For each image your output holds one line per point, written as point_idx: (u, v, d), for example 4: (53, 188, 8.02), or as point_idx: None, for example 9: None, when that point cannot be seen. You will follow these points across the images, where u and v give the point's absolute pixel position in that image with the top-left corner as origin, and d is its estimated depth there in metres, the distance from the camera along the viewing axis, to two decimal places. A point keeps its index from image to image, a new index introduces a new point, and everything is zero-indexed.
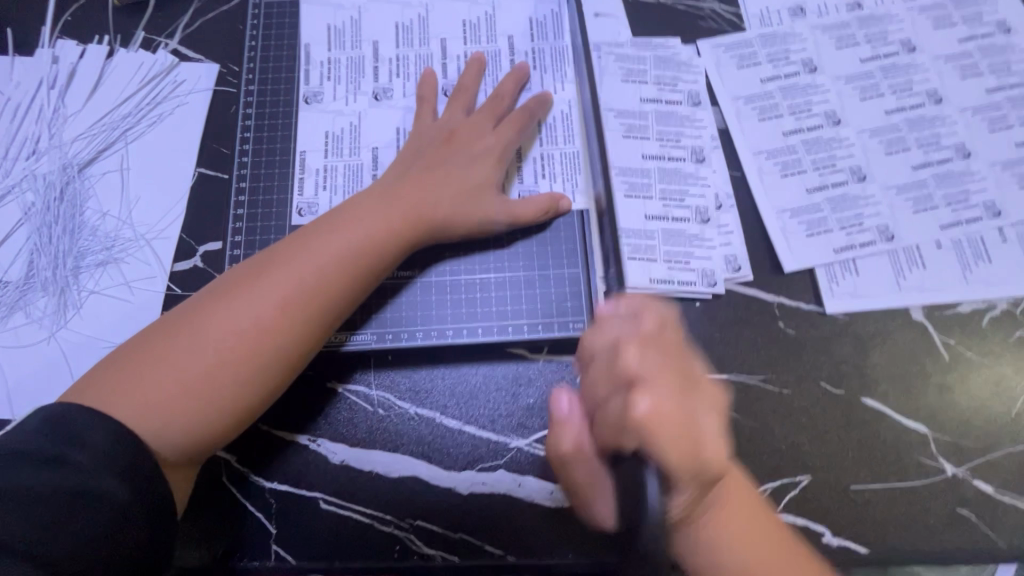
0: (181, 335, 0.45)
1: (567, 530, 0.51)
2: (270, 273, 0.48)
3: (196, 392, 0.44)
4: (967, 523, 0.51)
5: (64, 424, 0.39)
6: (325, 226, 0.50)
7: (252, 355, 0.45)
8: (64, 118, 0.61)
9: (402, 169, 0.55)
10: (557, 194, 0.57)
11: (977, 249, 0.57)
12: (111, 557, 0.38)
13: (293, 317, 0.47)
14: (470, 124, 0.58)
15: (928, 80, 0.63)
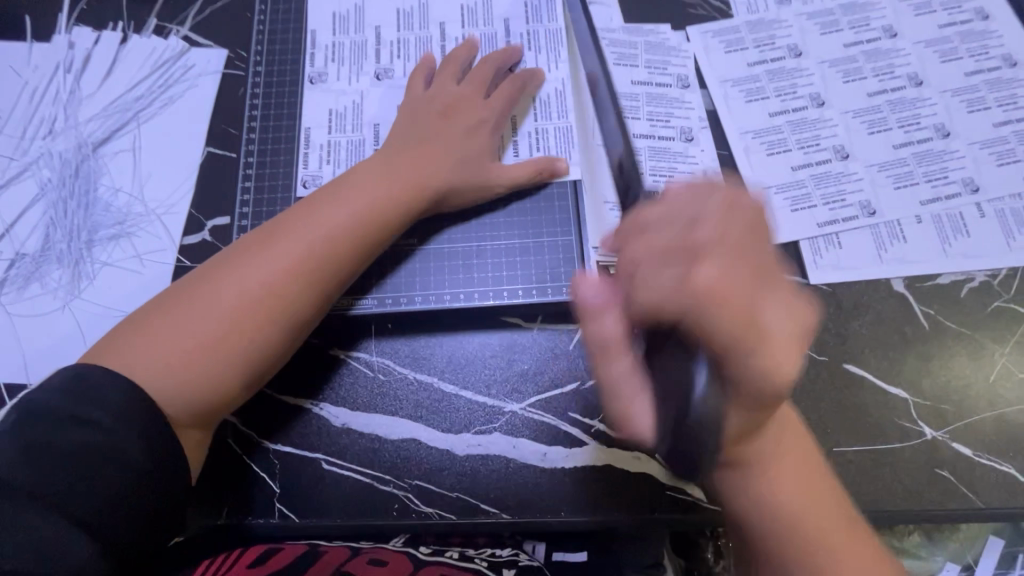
0: (194, 300, 0.47)
1: (560, 489, 0.53)
2: (279, 241, 0.50)
3: (210, 351, 0.46)
4: (946, 484, 0.52)
5: (79, 386, 0.42)
6: (331, 194, 0.52)
7: (262, 316, 0.48)
8: (79, 100, 0.64)
9: (401, 137, 0.58)
10: (553, 156, 0.60)
11: (956, 223, 0.59)
12: (130, 511, 0.40)
13: (300, 279, 0.49)
14: (463, 96, 0.60)
15: (909, 64, 0.65)
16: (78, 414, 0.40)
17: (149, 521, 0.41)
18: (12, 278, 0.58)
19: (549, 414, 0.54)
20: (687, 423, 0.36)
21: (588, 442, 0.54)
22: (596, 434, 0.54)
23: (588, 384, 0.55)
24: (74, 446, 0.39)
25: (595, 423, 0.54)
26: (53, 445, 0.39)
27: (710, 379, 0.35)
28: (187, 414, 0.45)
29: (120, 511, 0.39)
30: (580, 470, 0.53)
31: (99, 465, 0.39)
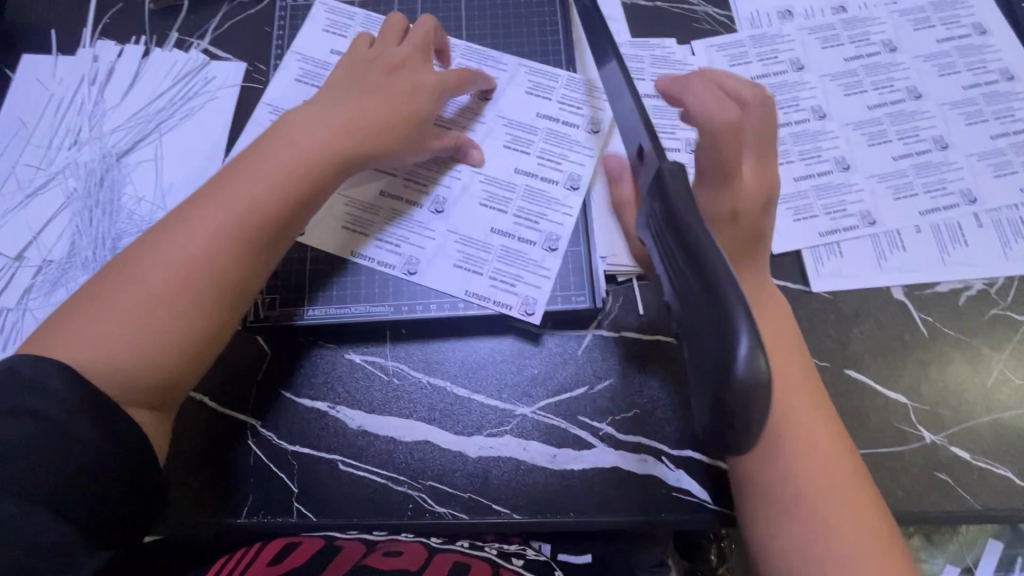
0: (128, 274, 0.46)
1: (569, 490, 0.54)
2: (210, 202, 0.49)
3: (141, 319, 0.44)
4: (945, 487, 0.54)
5: (16, 375, 0.41)
6: (263, 151, 0.51)
7: (190, 279, 0.46)
8: (103, 111, 0.66)
9: (333, 94, 0.56)
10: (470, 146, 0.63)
11: (954, 233, 0.61)
12: (95, 499, 0.40)
13: (229, 239, 0.48)
14: (403, 58, 0.60)
15: (908, 77, 0.67)
16: (28, 404, 0.40)
17: (113, 503, 0.41)
18: (39, 283, 0.60)
19: (558, 417, 0.56)
20: (733, 390, 0.30)
21: (596, 445, 0.55)
22: (604, 437, 0.55)
23: (596, 388, 0.57)
24: (35, 439, 0.39)
25: (603, 426, 0.56)
26: (6, 435, 0.39)
27: (755, 342, 0.30)
28: (130, 389, 0.44)
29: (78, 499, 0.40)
30: (588, 472, 0.55)
31: (62, 453, 0.39)
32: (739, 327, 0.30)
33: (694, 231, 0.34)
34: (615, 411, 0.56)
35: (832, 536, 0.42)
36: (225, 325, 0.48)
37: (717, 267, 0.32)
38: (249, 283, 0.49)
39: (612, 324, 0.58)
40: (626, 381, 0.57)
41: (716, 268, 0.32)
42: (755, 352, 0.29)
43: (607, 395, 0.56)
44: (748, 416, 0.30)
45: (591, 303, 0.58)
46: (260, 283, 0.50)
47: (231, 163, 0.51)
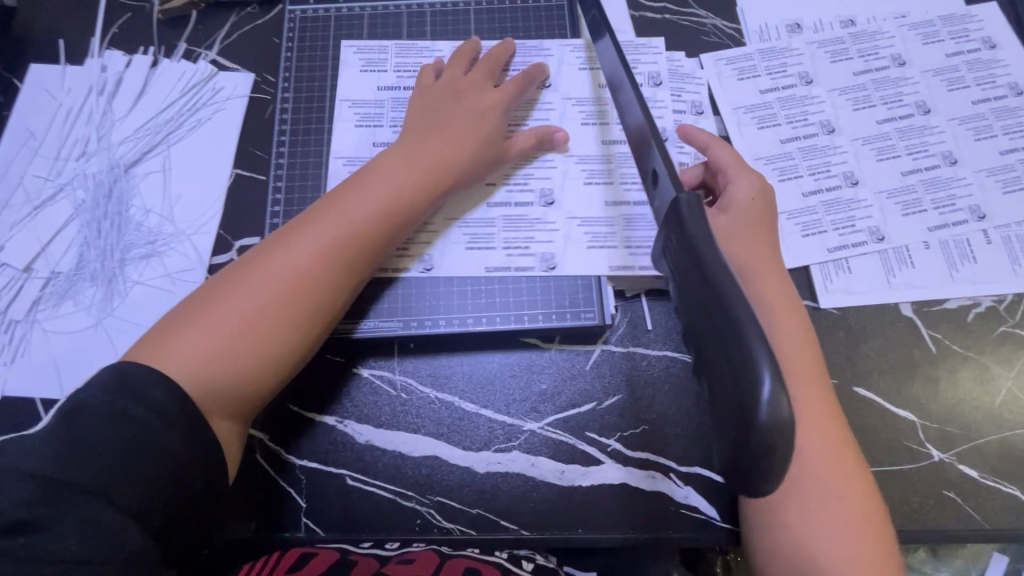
0: (228, 296, 0.50)
1: (577, 507, 0.54)
2: (302, 234, 0.52)
3: (251, 338, 0.49)
4: (954, 505, 0.54)
5: (121, 382, 0.44)
6: (351, 188, 0.55)
7: (296, 303, 0.50)
8: (111, 122, 0.66)
9: (412, 125, 0.60)
10: (554, 128, 0.64)
11: (963, 250, 0.61)
12: (171, 506, 0.42)
13: (329, 266, 0.52)
14: (470, 91, 0.62)
15: (917, 92, 0.67)
16: (126, 411, 0.43)
17: (188, 511, 0.43)
18: (48, 295, 0.60)
19: (566, 433, 0.56)
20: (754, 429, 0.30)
21: (604, 461, 0.55)
22: (613, 453, 0.55)
23: (605, 404, 0.57)
24: (118, 443, 0.42)
25: (612, 443, 0.56)
26: (95, 439, 0.41)
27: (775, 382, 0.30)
28: (221, 407, 0.48)
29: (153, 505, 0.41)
30: (596, 488, 0.55)
31: (145, 460, 0.42)
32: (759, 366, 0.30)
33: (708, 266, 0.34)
34: (623, 427, 0.56)
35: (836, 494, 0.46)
36: (306, 351, 0.52)
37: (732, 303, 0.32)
38: (329, 315, 0.53)
39: (620, 340, 0.58)
40: (634, 397, 0.57)
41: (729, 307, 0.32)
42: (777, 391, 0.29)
43: (615, 412, 0.56)
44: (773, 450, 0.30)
45: (600, 321, 0.58)
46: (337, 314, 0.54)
47: (320, 199, 0.55)
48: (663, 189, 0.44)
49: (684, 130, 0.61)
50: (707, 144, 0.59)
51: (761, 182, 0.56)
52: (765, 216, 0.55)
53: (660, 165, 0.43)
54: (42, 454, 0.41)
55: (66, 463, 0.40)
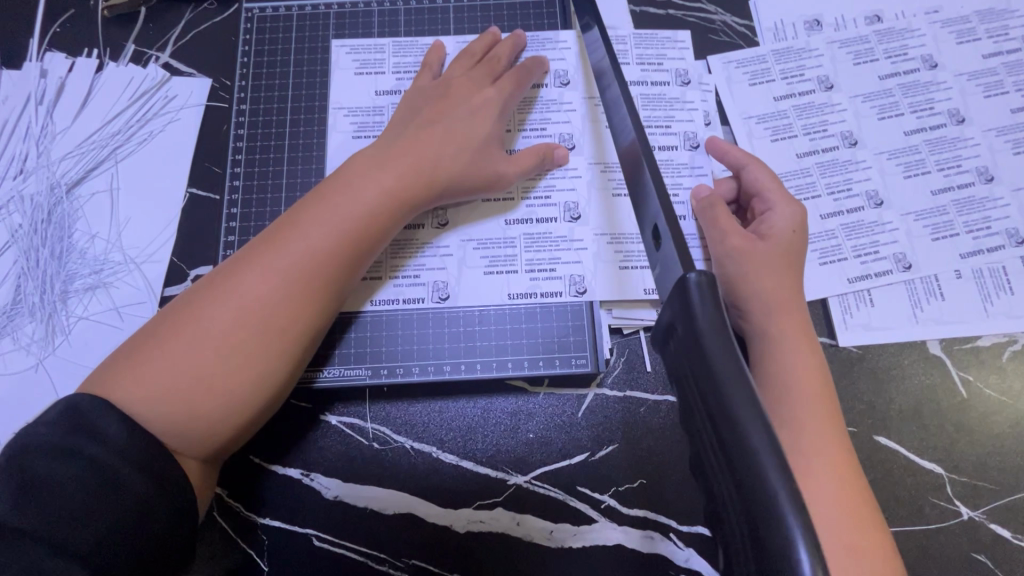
0: (181, 329, 0.42)
1: (567, 571, 0.49)
2: (278, 244, 0.45)
3: (209, 378, 0.41)
4: (983, 569, 0.49)
5: (74, 415, 0.38)
6: (332, 190, 0.47)
7: (260, 334, 0.43)
8: (52, 135, 0.59)
9: (398, 128, 0.52)
10: (553, 144, 0.55)
11: (999, 280, 0.55)
12: (132, 551, 0.36)
13: (299, 290, 0.44)
14: (468, 86, 0.54)
15: (950, 99, 0.60)
16: (79, 448, 0.37)
17: (152, 556, 0.37)
18: None
19: (555, 488, 0.51)
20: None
21: (598, 520, 0.50)
22: (607, 511, 0.50)
23: (598, 456, 0.51)
24: (71, 481, 0.36)
25: (606, 499, 0.50)
26: (44, 476, 0.35)
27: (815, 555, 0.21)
28: (188, 446, 0.41)
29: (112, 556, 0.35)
30: (589, 550, 0.49)
31: (102, 501, 0.36)
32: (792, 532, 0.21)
33: (720, 374, 0.26)
34: (618, 481, 0.51)
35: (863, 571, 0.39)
36: (278, 389, 0.45)
37: (752, 434, 0.24)
38: (311, 335, 0.46)
39: (616, 384, 0.53)
40: (631, 447, 0.51)
41: (748, 437, 0.23)
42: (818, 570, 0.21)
43: (609, 465, 0.51)
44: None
45: (593, 367, 0.52)
46: (321, 333, 0.48)
47: (297, 202, 0.48)
48: (664, 246, 0.37)
49: (717, 144, 0.55)
50: (743, 163, 0.53)
51: (803, 212, 0.50)
52: (799, 253, 0.49)
53: (659, 216, 0.37)
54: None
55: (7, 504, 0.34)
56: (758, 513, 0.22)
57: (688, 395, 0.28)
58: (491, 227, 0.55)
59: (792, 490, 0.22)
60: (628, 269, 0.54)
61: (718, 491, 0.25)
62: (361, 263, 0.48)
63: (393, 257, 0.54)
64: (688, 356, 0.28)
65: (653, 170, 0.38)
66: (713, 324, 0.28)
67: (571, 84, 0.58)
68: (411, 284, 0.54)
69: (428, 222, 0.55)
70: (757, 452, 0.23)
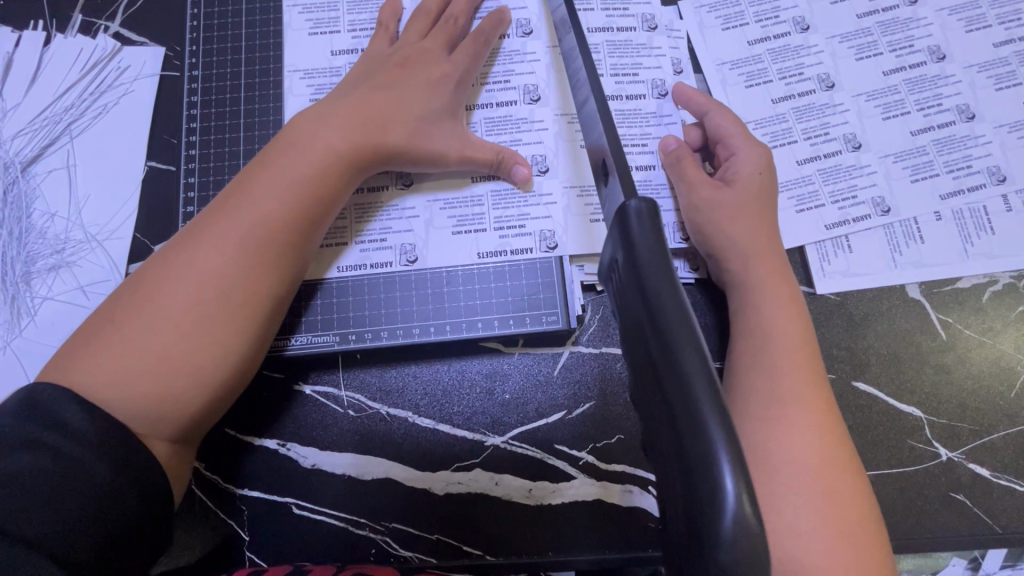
0: (136, 309, 0.41)
1: (548, 527, 0.49)
2: (227, 215, 0.44)
3: (168, 354, 0.40)
4: (962, 508, 0.49)
5: (36, 405, 0.37)
6: (278, 154, 0.46)
7: (217, 306, 0.42)
8: (3, 113, 0.57)
9: (349, 91, 0.50)
10: (517, 159, 0.52)
11: (979, 220, 0.54)
12: (100, 542, 0.36)
13: (252, 258, 0.43)
14: (422, 49, 0.52)
15: (930, 35, 0.58)
16: (41, 438, 0.36)
17: (125, 542, 0.37)
18: None
19: (532, 447, 0.50)
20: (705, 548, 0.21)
21: (575, 476, 0.50)
22: (584, 467, 0.50)
23: (574, 413, 0.51)
24: (32, 474, 0.35)
25: (583, 455, 0.50)
26: (3, 469, 0.35)
27: (742, 479, 0.21)
28: (154, 427, 0.40)
29: (76, 546, 0.35)
30: (567, 506, 0.49)
31: (68, 489, 0.35)
32: (720, 459, 0.21)
33: (657, 301, 0.25)
34: (595, 437, 0.50)
35: (836, 511, 0.38)
36: (245, 362, 0.44)
37: (686, 360, 0.23)
38: (274, 305, 0.45)
39: (591, 340, 0.52)
40: (607, 403, 0.51)
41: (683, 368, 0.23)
42: (743, 493, 0.21)
43: (584, 422, 0.51)
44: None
45: (565, 323, 0.51)
46: (286, 300, 0.47)
47: (241, 170, 0.47)
48: (612, 182, 0.35)
49: (681, 91, 0.54)
50: (707, 108, 0.52)
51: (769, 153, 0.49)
52: (770, 195, 0.48)
53: (608, 154, 0.35)
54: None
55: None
56: (689, 441, 0.22)
57: (632, 326, 0.27)
58: (458, 186, 0.53)
59: (723, 415, 0.22)
60: (597, 223, 0.52)
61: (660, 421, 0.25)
62: (317, 227, 0.47)
63: (357, 221, 0.53)
64: (628, 288, 0.28)
65: (601, 106, 0.37)
66: (651, 248, 0.27)
67: (534, 33, 0.56)
68: (379, 248, 0.52)
69: (392, 184, 0.53)
70: (693, 383, 0.23)
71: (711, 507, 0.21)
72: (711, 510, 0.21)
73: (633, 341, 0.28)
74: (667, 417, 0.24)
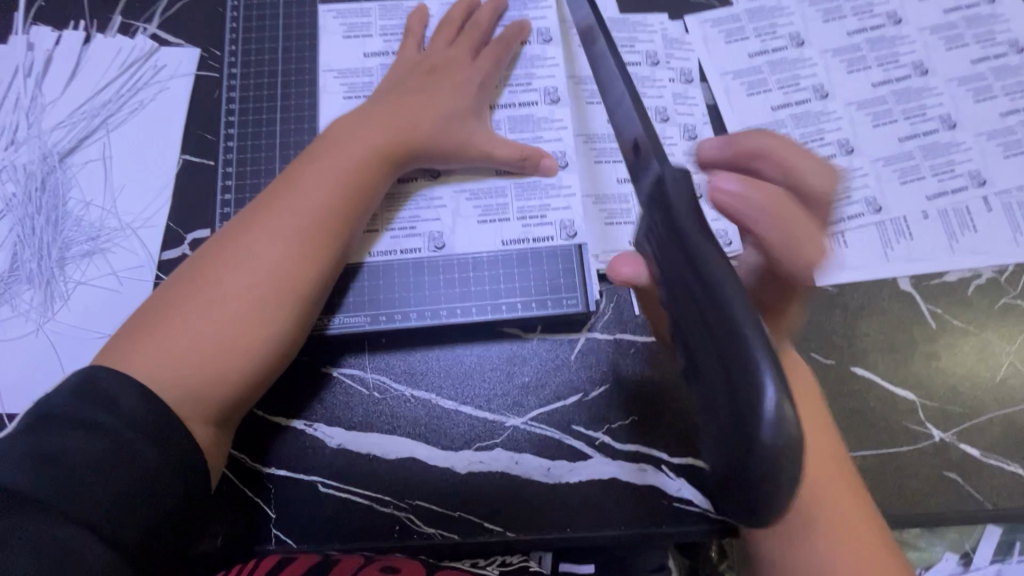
0: (192, 295, 0.44)
1: (566, 505, 0.51)
2: (277, 207, 0.47)
3: (223, 337, 0.43)
4: (954, 486, 0.52)
5: (94, 387, 0.39)
6: (323, 152, 0.49)
7: (267, 292, 0.45)
8: (42, 107, 0.60)
9: (384, 94, 0.54)
10: (542, 153, 0.55)
11: (963, 218, 0.58)
12: (145, 517, 0.37)
13: (301, 247, 0.46)
14: (450, 57, 0.56)
15: (914, 52, 0.63)
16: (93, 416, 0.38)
17: (165, 518, 0.38)
18: None
19: (551, 428, 0.53)
20: (747, 458, 0.23)
21: (592, 455, 0.52)
22: (600, 447, 0.52)
23: (591, 395, 0.53)
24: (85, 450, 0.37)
25: (599, 435, 0.52)
26: (59, 445, 0.36)
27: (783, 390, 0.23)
28: (205, 407, 0.43)
29: (118, 521, 0.36)
30: (585, 485, 0.51)
31: (116, 465, 0.37)
32: (762, 381, 0.23)
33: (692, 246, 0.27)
34: (610, 418, 0.53)
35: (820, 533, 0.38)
36: (291, 346, 0.47)
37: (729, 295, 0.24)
38: (320, 291, 0.48)
39: (606, 327, 0.55)
40: (623, 386, 0.53)
41: (738, 318, 0.24)
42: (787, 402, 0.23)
43: (601, 403, 0.53)
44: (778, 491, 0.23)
45: (584, 307, 0.54)
46: (329, 285, 0.50)
47: (288, 167, 0.50)
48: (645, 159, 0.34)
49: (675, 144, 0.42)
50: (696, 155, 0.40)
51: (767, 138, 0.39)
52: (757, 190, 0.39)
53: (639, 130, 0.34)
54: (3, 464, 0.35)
55: (27, 476, 0.35)
56: (736, 369, 0.24)
57: (673, 278, 0.28)
58: (483, 180, 0.56)
59: (767, 347, 0.23)
60: (614, 225, 0.56)
61: (705, 354, 0.26)
62: (358, 220, 0.50)
63: (386, 211, 0.56)
64: (666, 243, 0.29)
65: (626, 80, 0.38)
66: (688, 203, 0.28)
67: (554, 40, 0.60)
68: (407, 235, 0.55)
69: (421, 176, 0.56)
70: (742, 324, 0.24)
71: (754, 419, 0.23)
72: (751, 426, 0.23)
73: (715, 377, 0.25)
74: (675, 343, 0.30)
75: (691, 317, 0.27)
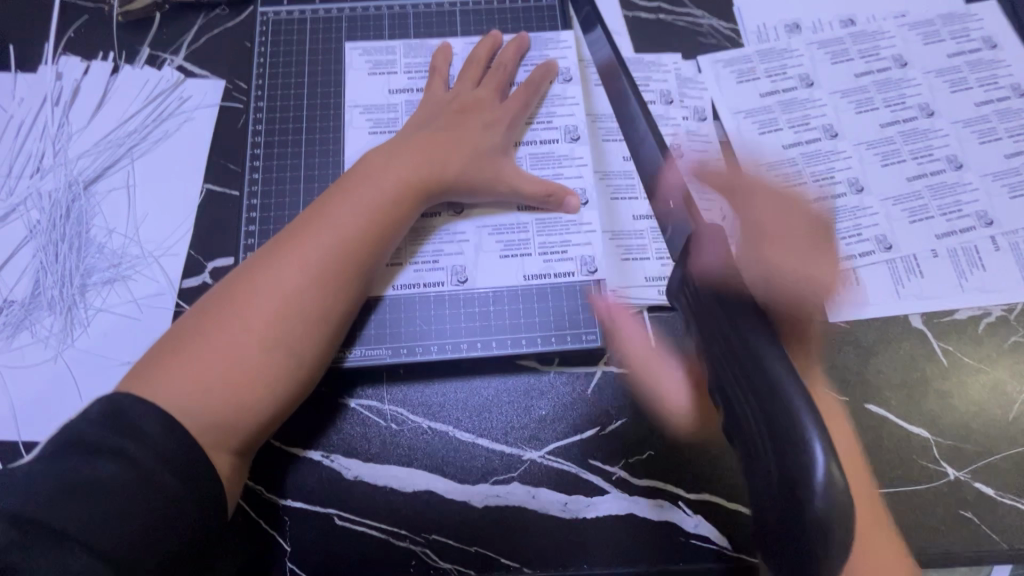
0: (219, 323, 0.44)
1: (583, 541, 0.51)
2: (305, 237, 0.48)
3: (249, 365, 0.44)
4: (971, 525, 0.52)
5: (116, 413, 0.39)
6: (352, 184, 0.51)
7: (293, 320, 0.46)
8: (70, 136, 0.61)
9: (413, 130, 0.55)
10: (566, 191, 0.57)
11: (972, 257, 0.59)
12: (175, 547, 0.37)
13: (327, 277, 0.47)
14: (477, 96, 0.58)
15: (920, 94, 0.65)
16: (118, 444, 0.38)
17: (195, 547, 0.38)
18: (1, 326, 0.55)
19: (569, 462, 0.53)
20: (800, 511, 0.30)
21: (610, 491, 0.52)
22: (618, 482, 0.52)
23: (609, 430, 0.53)
24: (111, 481, 0.36)
25: (617, 471, 0.52)
26: (89, 474, 0.36)
27: (828, 454, 0.30)
28: (227, 436, 0.42)
29: (143, 554, 0.36)
30: (602, 521, 0.51)
31: (141, 497, 0.36)
32: (811, 448, 0.30)
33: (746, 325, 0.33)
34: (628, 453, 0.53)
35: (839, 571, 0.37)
36: (314, 375, 0.47)
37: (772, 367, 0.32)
38: (342, 321, 0.49)
39: (622, 362, 0.55)
40: (640, 422, 0.53)
41: (781, 391, 0.31)
42: (831, 464, 0.29)
43: (619, 438, 0.53)
44: (818, 532, 0.29)
45: (602, 342, 0.55)
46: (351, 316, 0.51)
47: (316, 198, 0.51)
48: None
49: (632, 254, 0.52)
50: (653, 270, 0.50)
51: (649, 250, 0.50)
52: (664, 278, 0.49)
53: None
54: (28, 494, 0.35)
55: (53, 507, 0.35)
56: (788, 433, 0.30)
57: (721, 350, 0.35)
58: (503, 215, 0.58)
59: (811, 416, 0.30)
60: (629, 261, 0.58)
61: (750, 415, 0.33)
62: (383, 251, 0.51)
63: (410, 244, 0.57)
64: (719, 318, 0.35)
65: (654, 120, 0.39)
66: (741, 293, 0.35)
67: (575, 80, 0.61)
68: (430, 268, 0.56)
69: (444, 211, 0.57)
70: (783, 391, 0.31)
71: (807, 472, 0.29)
72: (804, 485, 0.29)
73: (757, 433, 0.32)
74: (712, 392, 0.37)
75: (732, 382, 0.34)
